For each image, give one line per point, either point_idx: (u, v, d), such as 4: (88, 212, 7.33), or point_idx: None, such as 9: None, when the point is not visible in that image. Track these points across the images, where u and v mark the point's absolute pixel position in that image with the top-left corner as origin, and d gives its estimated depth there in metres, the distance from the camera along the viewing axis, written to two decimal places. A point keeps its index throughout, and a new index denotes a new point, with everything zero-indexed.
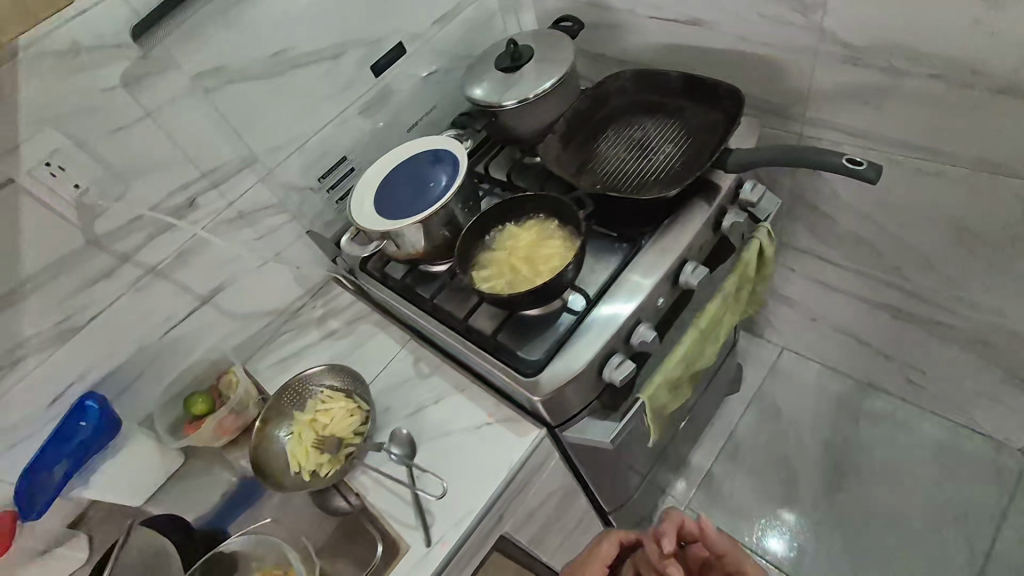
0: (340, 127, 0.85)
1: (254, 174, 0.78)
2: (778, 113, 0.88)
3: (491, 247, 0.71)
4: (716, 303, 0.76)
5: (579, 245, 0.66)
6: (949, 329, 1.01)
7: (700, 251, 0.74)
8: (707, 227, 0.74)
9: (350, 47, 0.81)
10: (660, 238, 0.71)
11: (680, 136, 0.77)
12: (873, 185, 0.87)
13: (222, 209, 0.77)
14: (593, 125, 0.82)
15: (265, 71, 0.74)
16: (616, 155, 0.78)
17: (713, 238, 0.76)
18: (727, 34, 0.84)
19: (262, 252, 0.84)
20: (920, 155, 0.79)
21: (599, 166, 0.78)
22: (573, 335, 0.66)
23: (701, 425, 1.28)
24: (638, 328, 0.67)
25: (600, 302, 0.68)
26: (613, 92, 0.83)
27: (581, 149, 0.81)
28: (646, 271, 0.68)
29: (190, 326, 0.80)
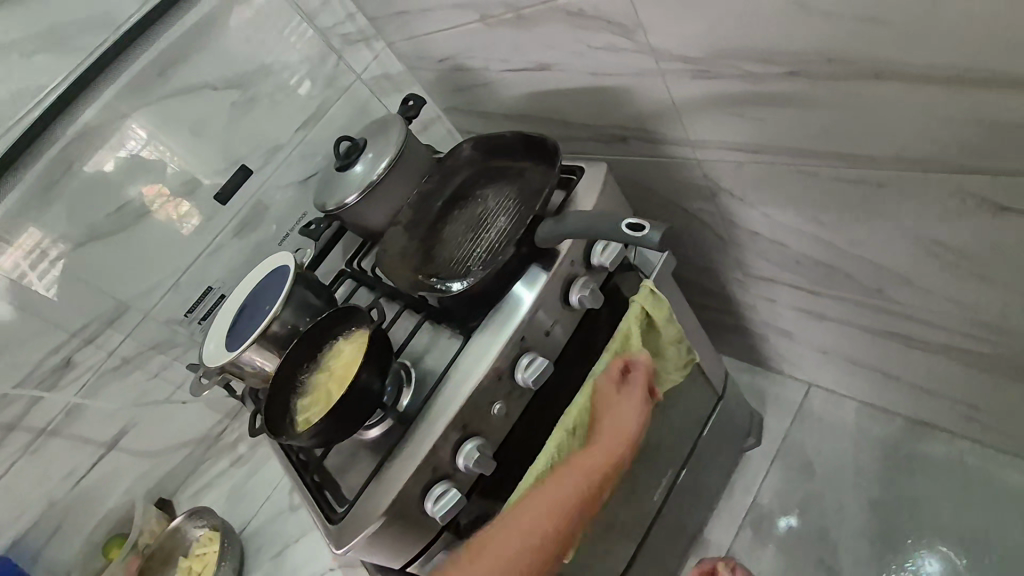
0: (213, 255, 0.85)
1: (129, 321, 0.81)
2: (663, 141, 0.75)
3: (318, 370, 0.65)
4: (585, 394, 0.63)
5: (371, 361, 0.59)
6: (985, 358, 0.74)
7: (548, 338, 0.62)
8: (552, 307, 0.62)
9: (202, 179, 0.83)
10: (483, 335, 0.62)
11: (515, 207, 0.68)
12: (797, 201, 0.69)
13: (103, 360, 0.80)
14: (440, 207, 0.75)
15: (113, 226, 0.78)
16: (457, 239, 0.71)
17: (566, 315, 0.64)
18: (575, 73, 0.74)
19: (161, 390, 0.86)
20: (824, 161, 0.62)
21: (439, 254, 0.71)
22: (385, 467, 0.59)
23: (711, 497, 1.04)
24: (463, 446, 0.58)
25: (416, 422, 0.60)
26: (459, 167, 0.76)
27: (428, 235, 0.74)
28: (461, 379, 0.60)
29: (100, 473, 0.83)
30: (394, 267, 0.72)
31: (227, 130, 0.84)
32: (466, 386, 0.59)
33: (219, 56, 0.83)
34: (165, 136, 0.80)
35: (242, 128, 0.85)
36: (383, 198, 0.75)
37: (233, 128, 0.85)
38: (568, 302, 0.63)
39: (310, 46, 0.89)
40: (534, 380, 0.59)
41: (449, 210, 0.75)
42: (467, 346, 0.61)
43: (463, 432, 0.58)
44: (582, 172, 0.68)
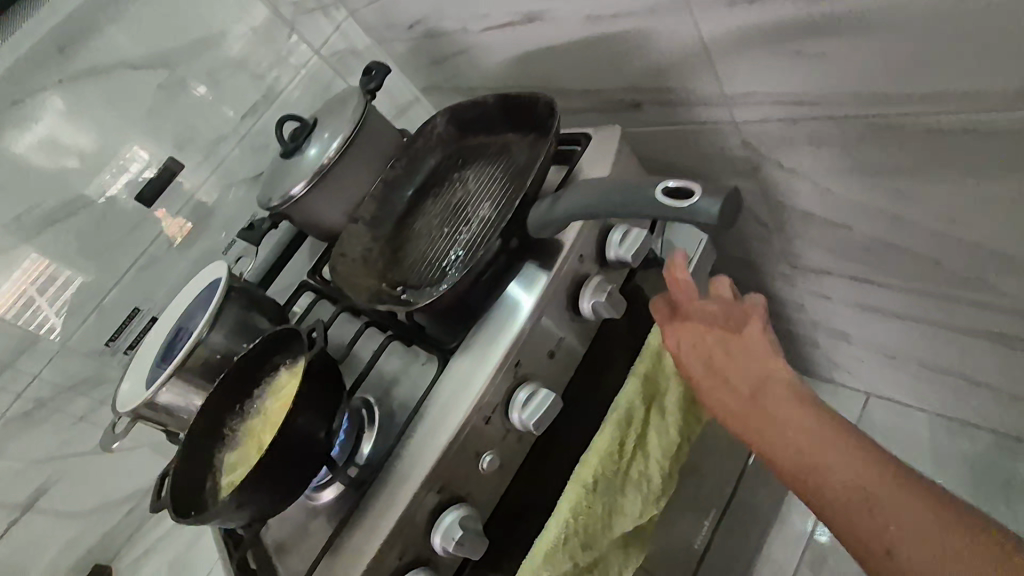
0: (144, 273, 0.71)
1: (38, 357, 0.66)
2: (689, 100, 0.58)
3: (250, 419, 0.49)
4: (608, 433, 0.46)
5: (311, 413, 0.42)
6: None
7: (551, 362, 0.46)
8: (554, 319, 0.46)
9: (126, 181, 0.68)
10: (466, 363, 0.45)
11: (500, 188, 0.52)
12: (872, 168, 0.52)
13: (9, 405, 0.65)
14: (409, 196, 0.60)
15: (10, 241, 0.63)
16: (428, 233, 0.55)
17: (575, 330, 0.47)
18: (575, 19, 0.58)
19: (85, 439, 0.71)
20: (900, 108, 0.46)
21: (407, 253, 0.55)
22: (334, 550, 0.43)
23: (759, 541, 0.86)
24: (441, 519, 0.41)
25: (376, 486, 0.44)
26: (433, 145, 0.61)
27: (395, 233, 0.59)
28: (435, 426, 0.43)
29: (13, 543, 0.68)
30: (353, 274, 0.56)
31: (150, 120, 0.69)
32: (439, 434, 0.43)
33: (137, 29, 0.68)
34: (73, 130, 0.65)
35: (172, 118, 0.71)
36: (337, 190, 0.60)
37: (159, 118, 0.70)
38: (577, 312, 0.47)
39: (253, 19, 0.75)
40: (536, 423, 0.42)
41: (420, 201, 0.59)
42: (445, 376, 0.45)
43: (440, 497, 0.42)
44: (587, 142, 0.52)
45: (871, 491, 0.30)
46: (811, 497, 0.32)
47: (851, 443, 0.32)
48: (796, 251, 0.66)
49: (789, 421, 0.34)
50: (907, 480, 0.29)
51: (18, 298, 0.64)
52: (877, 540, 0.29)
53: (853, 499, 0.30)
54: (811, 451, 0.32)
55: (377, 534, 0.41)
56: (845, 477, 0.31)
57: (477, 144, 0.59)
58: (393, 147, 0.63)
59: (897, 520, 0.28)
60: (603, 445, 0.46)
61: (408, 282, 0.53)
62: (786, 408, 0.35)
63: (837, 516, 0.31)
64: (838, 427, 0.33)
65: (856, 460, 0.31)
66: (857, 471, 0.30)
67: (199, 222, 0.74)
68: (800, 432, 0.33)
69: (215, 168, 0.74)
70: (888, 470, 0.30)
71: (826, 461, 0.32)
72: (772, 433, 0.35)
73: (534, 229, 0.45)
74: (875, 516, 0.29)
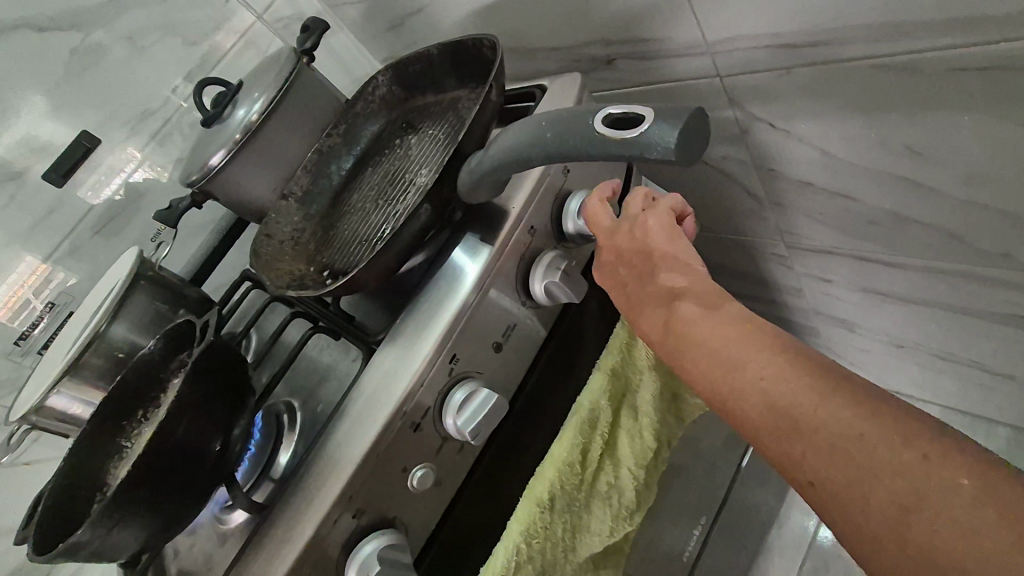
0: (64, 261, 0.63)
1: None
2: (655, 56, 0.51)
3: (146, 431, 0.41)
4: (566, 442, 0.38)
5: (197, 420, 0.35)
6: None
7: (498, 356, 0.38)
8: (499, 303, 0.38)
9: (46, 156, 0.61)
10: (391, 355, 0.38)
11: (445, 152, 0.45)
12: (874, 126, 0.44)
13: None
14: (344, 170, 0.52)
15: None
16: (363, 207, 0.48)
17: (526, 317, 0.40)
18: None
19: None
20: (911, 41, 0.37)
21: (340, 231, 0.48)
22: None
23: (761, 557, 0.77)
24: (358, 549, 0.33)
25: (281, 508, 0.36)
26: (372, 109, 0.53)
27: (330, 209, 0.51)
28: (350, 434, 0.36)
29: None
30: (279, 257, 0.48)
31: (60, 90, 0.62)
32: (356, 446, 0.35)
33: None
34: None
35: (87, 89, 0.64)
36: (264, 162, 0.52)
37: (72, 88, 0.63)
38: (529, 295, 0.39)
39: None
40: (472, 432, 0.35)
41: (360, 172, 0.52)
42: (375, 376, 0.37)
43: (358, 522, 0.34)
44: (542, 95, 0.46)
45: (869, 466, 0.22)
46: (793, 466, 0.24)
47: (843, 405, 0.23)
48: (793, 228, 0.58)
49: (766, 375, 0.25)
50: (922, 449, 0.21)
51: (17, 301, 0.60)
52: (878, 525, 0.21)
53: (847, 480, 0.22)
54: (791, 424, 0.24)
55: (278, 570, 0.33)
56: (837, 449, 0.22)
57: (424, 106, 0.52)
58: (332, 113, 0.56)
59: (901, 499, 0.21)
60: (562, 456, 0.38)
61: (340, 265, 0.45)
62: (757, 361, 0.26)
63: (830, 501, 0.23)
64: (827, 385, 0.24)
65: (850, 428, 0.23)
66: (851, 439, 0.22)
67: (122, 209, 0.66)
68: (776, 393, 0.25)
69: (141, 147, 0.67)
70: (894, 437, 0.22)
71: (812, 434, 0.23)
72: (740, 395, 0.26)
73: (474, 194, 0.37)
74: (875, 503, 0.21)
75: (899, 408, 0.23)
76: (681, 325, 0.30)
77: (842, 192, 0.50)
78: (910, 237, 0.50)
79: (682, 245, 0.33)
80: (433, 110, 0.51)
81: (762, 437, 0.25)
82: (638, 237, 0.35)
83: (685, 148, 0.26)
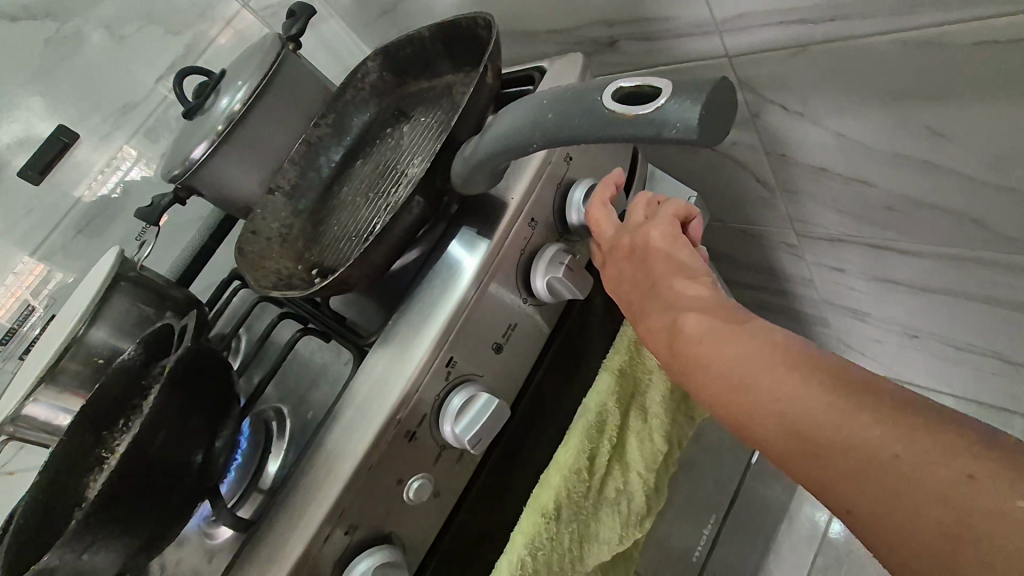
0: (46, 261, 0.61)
1: None
2: (659, 36, 0.48)
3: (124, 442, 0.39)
4: (571, 448, 0.36)
5: (175, 428, 0.33)
6: None
7: (498, 358, 0.36)
8: (497, 301, 0.36)
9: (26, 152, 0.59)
10: (384, 361, 0.36)
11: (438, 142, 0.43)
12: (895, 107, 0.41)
13: None
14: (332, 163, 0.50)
15: None
16: (353, 202, 0.45)
17: (527, 315, 0.37)
18: None
19: None
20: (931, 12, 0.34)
21: (329, 228, 0.45)
22: None
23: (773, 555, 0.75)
24: (353, 567, 0.31)
25: (269, 523, 0.34)
26: (361, 99, 0.50)
27: (320, 203, 0.48)
28: (340, 444, 0.33)
29: None
30: (269, 255, 0.46)
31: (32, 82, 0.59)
32: (346, 457, 0.32)
33: None
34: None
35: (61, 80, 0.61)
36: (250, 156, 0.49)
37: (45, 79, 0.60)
38: (530, 292, 0.37)
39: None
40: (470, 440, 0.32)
41: (349, 163, 0.49)
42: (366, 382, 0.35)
43: (350, 538, 0.32)
44: (541, 78, 0.44)
45: (906, 489, 0.19)
46: (822, 492, 0.22)
47: (867, 423, 0.21)
48: (805, 216, 0.55)
49: (780, 390, 0.23)
50: (965, 468, 0.19)
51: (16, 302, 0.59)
52: (922, 556, 0.19)
53: (884, 509, 0.20)
54: (811, 447, 0.22)
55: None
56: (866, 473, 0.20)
57: (416, 94, 0.49)
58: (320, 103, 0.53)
59: (948, 525, 0.18)
60: (567, 463, 0.36)
61: (332, 262, 0.43)
62: (769, 380, 0.23)
63: (868, 533, 0.21)
64: (850, 401, 0.21)
65: (879, 449, 0.20)
66: (882, 461, 0.20)
67: (104, 208, 0.63)
68: (794, 416, 0.22)
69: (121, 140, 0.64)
70: (931, 454, 0.19)
71: (836, 459, 0.21)
72: (753, 418, 0.24)
73: (468, 184, 0.35)
74: (918, 532, 0.19)
75: (933, 422, 0.20)
76: (682, 337, 0.27)
77: (858, 177, 0.47)
78: (929, 223, 0.47)
79: (686, 252, 0.32)
80: (425, 98, 0.48)
81: (782, 463, 0.23)
82: (637, 251, 0.33)
83: (706, 127, 0.24)
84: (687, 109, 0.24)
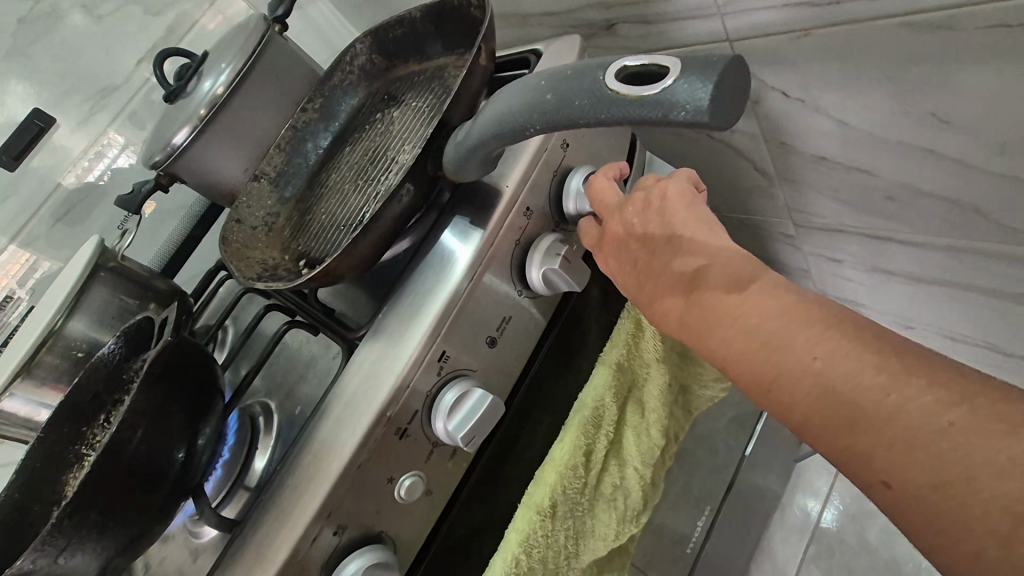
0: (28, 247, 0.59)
1: None
2: (649, 20, 0.47)
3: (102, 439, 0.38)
4: (566, 444, 0.35)
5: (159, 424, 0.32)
6: None
7: (492, 352, 0.35)
8: (492, 292, 0.34)
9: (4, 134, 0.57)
10: (374, 352, 0.34)
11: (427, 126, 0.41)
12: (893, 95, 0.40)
13: None
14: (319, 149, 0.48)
15: None
16: (340, 189, 0.44)
17: (523, 305, 0.36)
18: None
19: None
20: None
21: (316, 215, 0.44)
22: None
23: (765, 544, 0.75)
24: (343, 568, 0.30)
25: (254, 524, 0.33)
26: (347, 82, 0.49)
27: (308, 190, 0.47)
28: (327, 441, 0.32)
29: None
30: (255, 246, 0.45)
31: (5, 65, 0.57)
32: (334, 454, 0.31)
33: None
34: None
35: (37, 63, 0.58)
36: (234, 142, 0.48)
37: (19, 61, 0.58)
38: (526, 283, 0.36)
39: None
40: (464, 437, 0.31)
41: (337, 148, 0.48)
42: (355, 375, 0.34)
43: (339, 538, 0.31)
44: (536, 62, 0.42)
45: (953, 458, 0.19)
46: (859, 463, 0.22)
47: (920, 390, 0.21)
48: (804, 206, 0.54)
49: (821, 354, 0.23)
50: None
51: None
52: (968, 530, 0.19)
53: (932, 483, 0.20)
54: (850, 411, 0.22)
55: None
56: (915, 446, 0.20)
57: (404, 77, 0.48)
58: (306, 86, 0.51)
59: (1003, 501, 0.18)
60: (563, 459, 0.35)
61: (319, 251, 0.41)
62: (806, 342, 0.24)
63: (904, 504, 0.20)
64: (897, 368, 0.22)
65: (932, 420, 0.20)
66: (934, 433, 0.20)
67: (83, 196, 0.61)
68: (832, 376, 0.22)
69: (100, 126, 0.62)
70: (987, 425, 0.19)
71: (882, 428, 0.21)
72: (792, 381, 0.24)
73: (460, 170, 0.33)
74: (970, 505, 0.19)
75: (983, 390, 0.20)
76: (712, 303, 0.27)
77: (860, 166, 0.46)
78: (930, 213, 0.46)
79: (704, 214, 0.31)
80: (413, 81, 0.47)
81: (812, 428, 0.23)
82: (655, 204, 0.32)
83: (716, 109, 0.23)
84: (698, 89, 0.22)
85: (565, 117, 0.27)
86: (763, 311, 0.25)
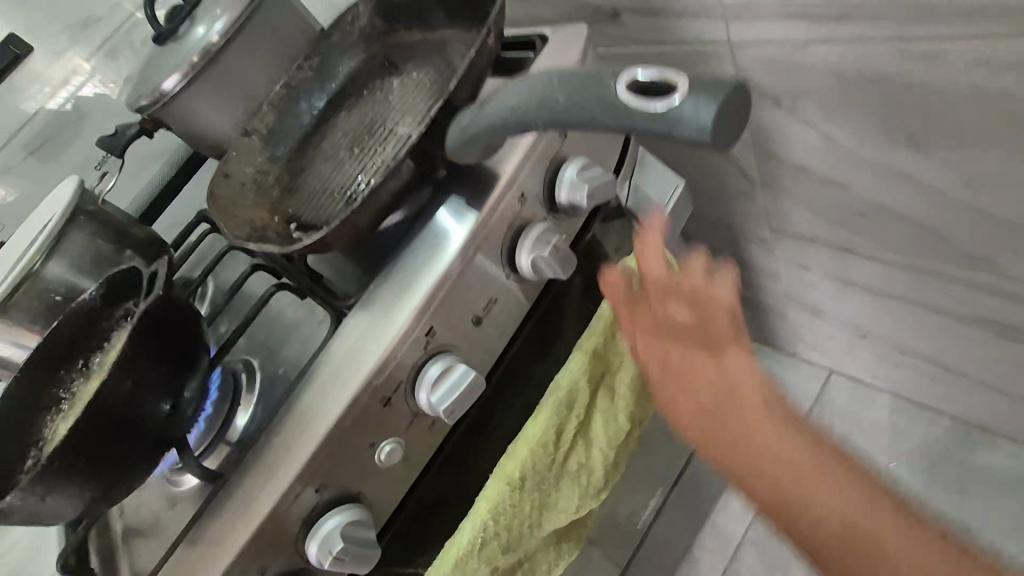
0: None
1: None
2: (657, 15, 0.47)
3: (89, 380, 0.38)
4: (540, 423, 0.37)
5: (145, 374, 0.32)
6: None
7: (477, 331, 0.36)
8: (483, 274, 0.35)
9: None
10: (363, 323, 0.35)
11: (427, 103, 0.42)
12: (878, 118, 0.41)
13: None
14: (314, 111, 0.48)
15: None
16: (336, 155, 0.44)
17: (511, 289, 0.37)
18: None
19: None
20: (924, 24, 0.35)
21: (308, 180, 0.44)
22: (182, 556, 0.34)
23: None
24: (321, 525, 0.32)
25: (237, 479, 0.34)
26: (347, 43, 0.48)
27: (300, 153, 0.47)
28: (312, 404, 0.33)
29: None
30: (240, 202, 0.44)
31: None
32: (322, 417, 0.32)
33: None
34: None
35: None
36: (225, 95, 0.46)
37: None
38: (515, 267, 0.37)
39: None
40: (448, 408, 0.33)
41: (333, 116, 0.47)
42: (343, 346, 0.35)
43: (320, 496, 0.32)
44: (542, 46, 0.42)
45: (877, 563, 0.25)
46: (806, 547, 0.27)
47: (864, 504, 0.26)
48: (782, 211, 0.56)
49: (802, 465, 0.27)
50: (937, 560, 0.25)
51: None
52: None
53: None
54: (809, 512, 0.27)
55: (231, 542, 0.31)
56: (853, 552, 0.26)
57: (405, 44, 0.47)
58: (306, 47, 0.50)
59: None
60: (536, 436, 0.37)
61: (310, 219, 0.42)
62: (783, 442, 0.28)
63: None
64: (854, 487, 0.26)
65: (874, 533, 0.26)
66: (871, 541, 0.26)
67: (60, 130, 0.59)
68: (801, 476, 0.27)
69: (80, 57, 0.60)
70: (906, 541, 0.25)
71: (828, 529, 0.26)
72: (766, 469, 0.28)
73: (459, 152, 0.34)
74: None
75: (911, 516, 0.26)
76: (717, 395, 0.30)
77: (837, 181, 0.48)
78: (897, 229, 0.48)
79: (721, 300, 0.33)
80: (414, 50, 0.46)
81: (773, 513, 0.28)
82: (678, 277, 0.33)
83: (719, 130, 0.24)
84: (702, 109, 0.24)
85: (575, 115, 0.28)
86: (752, 402, 0.29)
